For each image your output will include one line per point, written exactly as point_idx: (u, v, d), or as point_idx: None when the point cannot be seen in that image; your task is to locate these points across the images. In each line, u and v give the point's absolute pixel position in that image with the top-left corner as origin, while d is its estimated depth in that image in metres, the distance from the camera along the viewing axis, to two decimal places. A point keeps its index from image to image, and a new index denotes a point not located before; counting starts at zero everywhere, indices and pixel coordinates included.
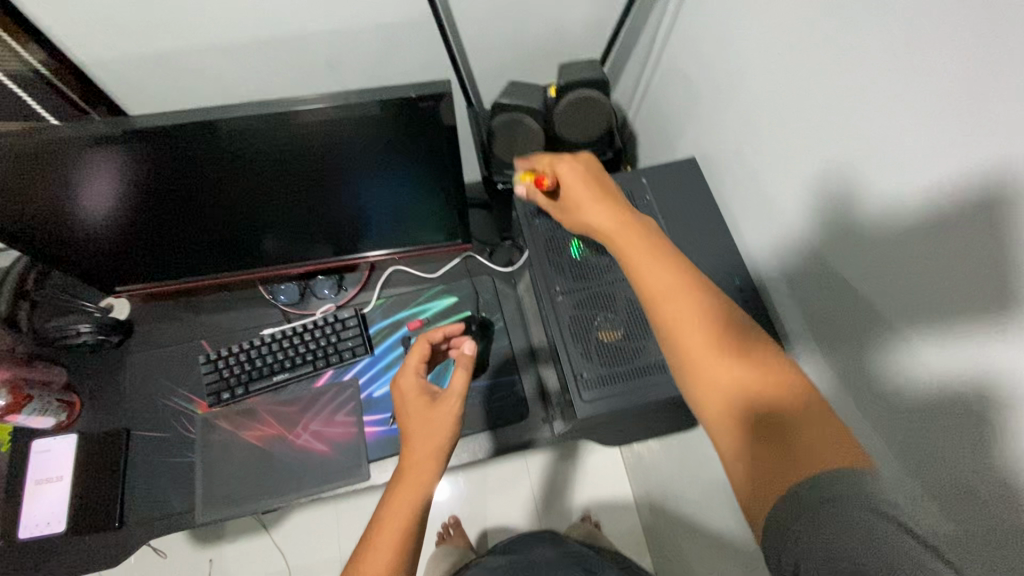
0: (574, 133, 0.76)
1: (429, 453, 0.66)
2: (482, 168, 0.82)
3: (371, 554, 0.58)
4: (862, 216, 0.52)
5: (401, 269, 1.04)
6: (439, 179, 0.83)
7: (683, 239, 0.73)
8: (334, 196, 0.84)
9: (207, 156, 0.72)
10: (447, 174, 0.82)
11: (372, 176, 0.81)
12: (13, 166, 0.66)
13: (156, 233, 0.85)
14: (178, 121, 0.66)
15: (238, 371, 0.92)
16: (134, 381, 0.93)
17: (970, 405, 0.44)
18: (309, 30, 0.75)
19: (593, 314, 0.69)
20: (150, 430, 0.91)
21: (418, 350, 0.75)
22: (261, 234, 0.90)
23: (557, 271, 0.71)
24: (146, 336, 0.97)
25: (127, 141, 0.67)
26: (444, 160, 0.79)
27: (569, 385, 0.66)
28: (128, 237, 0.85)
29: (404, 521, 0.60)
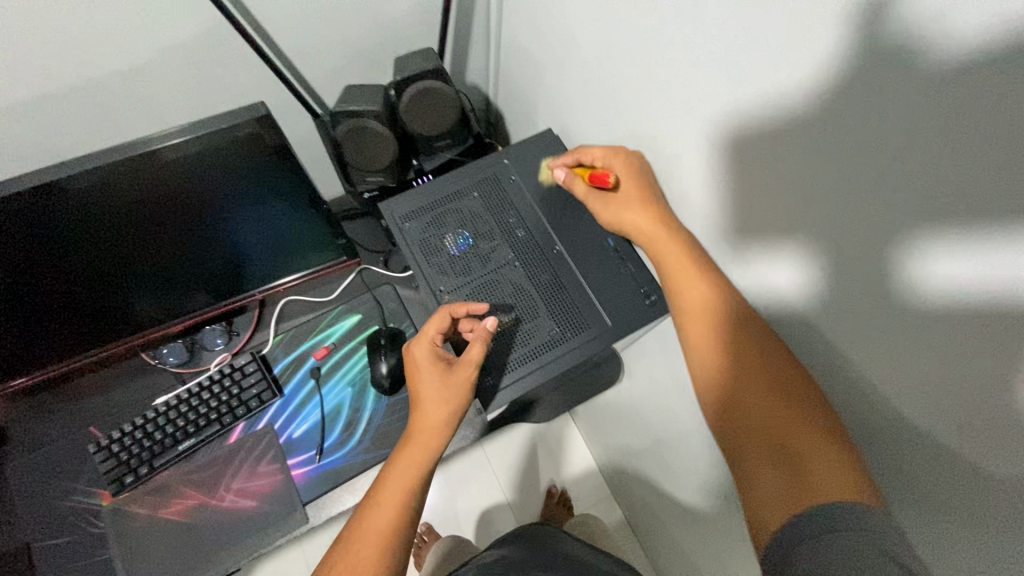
0: (425, 127, 0.74)
1: (440, 420, 0.63)
2: (344, 181, 0.78)
3: (373, 510, 0.58)
4: (712, 159, 0.55)
5: (294, 299, 0.99)
6: (306, 201, 0.78)
7: (553, 212, 0.73)
8: (201, 238, 0.78)
9: (37, 231, 0.63)
10: (313, 192, 0.77)
11: (234, 211, 0.75)
12: None
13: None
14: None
15: (138, 450, 0.85)
16: (20, 492, 0.84)
17: (904, 341, 0.41)
18: (110, 71, 0.69)
19: (483, 306, 0.68)
20: (55, 537, 0.83)
21: (441, 318, 0.65)
22: (128, 295, 0.81)
23: (438, 270, 0.70)
24: (24, 439, 0.87)
25: None
26: (305, 180, 0.74)
27: (472, 382, 0.66)
28: None
29: (409, 485, 0.60)
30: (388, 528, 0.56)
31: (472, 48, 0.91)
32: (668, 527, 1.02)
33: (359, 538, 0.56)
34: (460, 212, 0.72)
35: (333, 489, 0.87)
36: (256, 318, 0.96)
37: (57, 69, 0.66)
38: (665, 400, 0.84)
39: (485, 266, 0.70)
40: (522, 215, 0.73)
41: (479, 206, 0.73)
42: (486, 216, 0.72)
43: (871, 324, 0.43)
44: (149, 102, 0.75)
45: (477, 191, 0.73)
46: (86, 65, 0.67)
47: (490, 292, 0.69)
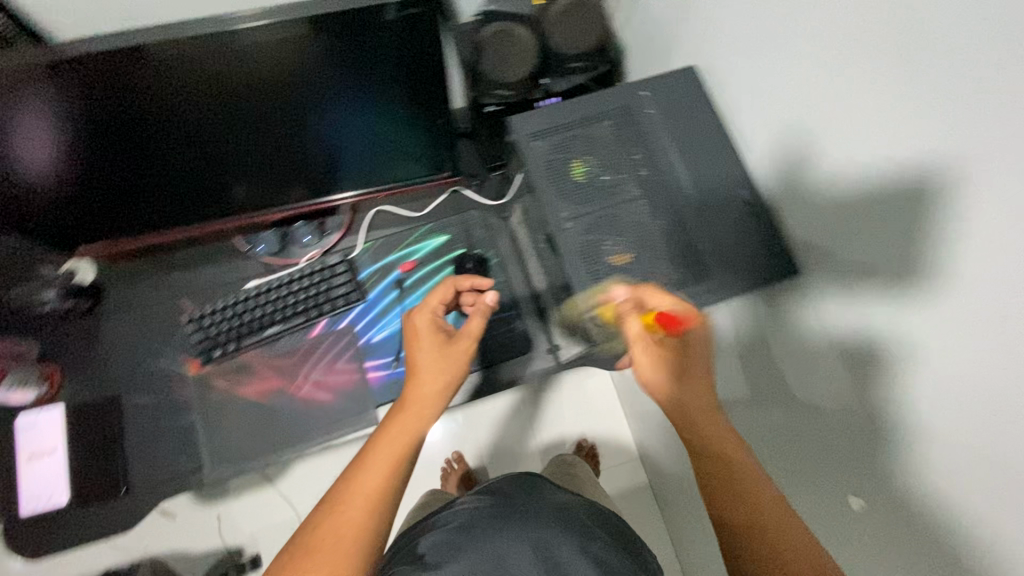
0: (565, 41, 0.72)
1: (437, 391, 0.61)
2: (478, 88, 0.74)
3: (366, 470, 0.52)
4: (803, 149, 0.56)
5: (384, 209, 0.97)
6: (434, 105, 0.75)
7: (685, 154, 0.67)
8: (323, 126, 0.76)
9: (146, 89, 0.62)
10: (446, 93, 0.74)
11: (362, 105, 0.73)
12: None
13: (102, 188, 0.75)
14: (113, 46, 0.56)
15: (227, 327, 0.87)
16: (116, 345, 0.88)
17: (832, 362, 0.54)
18: None
19: (601, 239, 0.66)
20: (142, 394, 0.86)
21: (444, 289, 0.71)
22: (228, 177, 0.81)
23: (560, 195, 0.67)
24: (121, 299, 0.90)
25: (57, 74, 0.57)
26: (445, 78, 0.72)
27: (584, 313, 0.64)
28: (73, 195, 0.74)
29: (405, 449, 0.55)
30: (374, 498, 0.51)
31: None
32: (700, 508, 0.94)
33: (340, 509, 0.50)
34: (590, 139, 0.68)
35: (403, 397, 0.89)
36: (347, 222, 0.95)
37: None
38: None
39: (610, 198, 0.67)
40: (651, 152, 0.68)
41: (610, 135, 0.69)
42: (616, 147, 0.68)
43: (811, 350, 0.57)
44: None
45: (610, 119, 0.69)
46: None
47: (612, 225, 0.66)
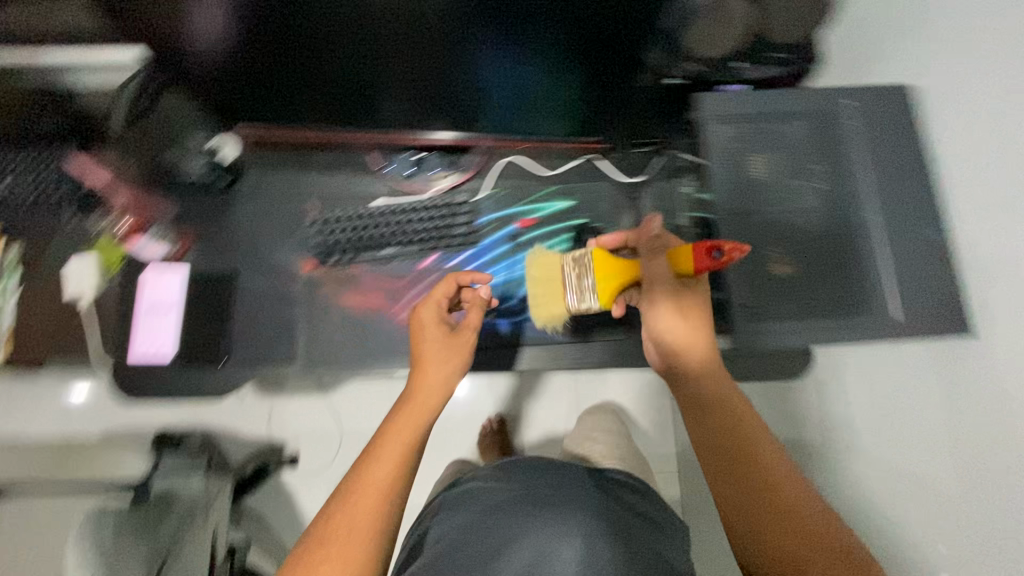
0: (780, 27, 0.66)
1: (440, 380, 0.64)
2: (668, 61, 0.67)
3: (373, 467, 0.56)
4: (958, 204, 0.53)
5: (518, 159, 0.94)
6: (613, 74, 0.68)
7: (887, 174, 0.59)
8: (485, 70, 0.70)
9: None
10: (630, 64, 0.66)
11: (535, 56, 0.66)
12: None
13: (265, 75, 0.73)
14: None
15: (346, 237, 0.90)
16: (242, 227, 0.91)
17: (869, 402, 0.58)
18: None
19: (759, 244, 0.62)
20: (256, 278, 0.90)
21: (448, 284, 0.70)
22: (380, 92, 0.77)
23: (729, 189, 0.63)
24: (256, 185, 0.93)
25: None
26: (636, 46, 0.64)
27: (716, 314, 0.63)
28: (236, 73, 0.73)
29: (410, 441, 0.59)
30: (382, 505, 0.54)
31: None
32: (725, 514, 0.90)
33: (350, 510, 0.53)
34: (776, 137, 0.64)
35: None
36: (477, 166, 0.94)
37: None
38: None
39: (779, 204, 0.63)
40: (841, 166, 0.62)
41: (797, 139, 0.64)
42: (801, 153, 0.64)
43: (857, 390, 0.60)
44: None
45: (802, 121, 0.64)
46: None
47: (772, 232, 0.63)
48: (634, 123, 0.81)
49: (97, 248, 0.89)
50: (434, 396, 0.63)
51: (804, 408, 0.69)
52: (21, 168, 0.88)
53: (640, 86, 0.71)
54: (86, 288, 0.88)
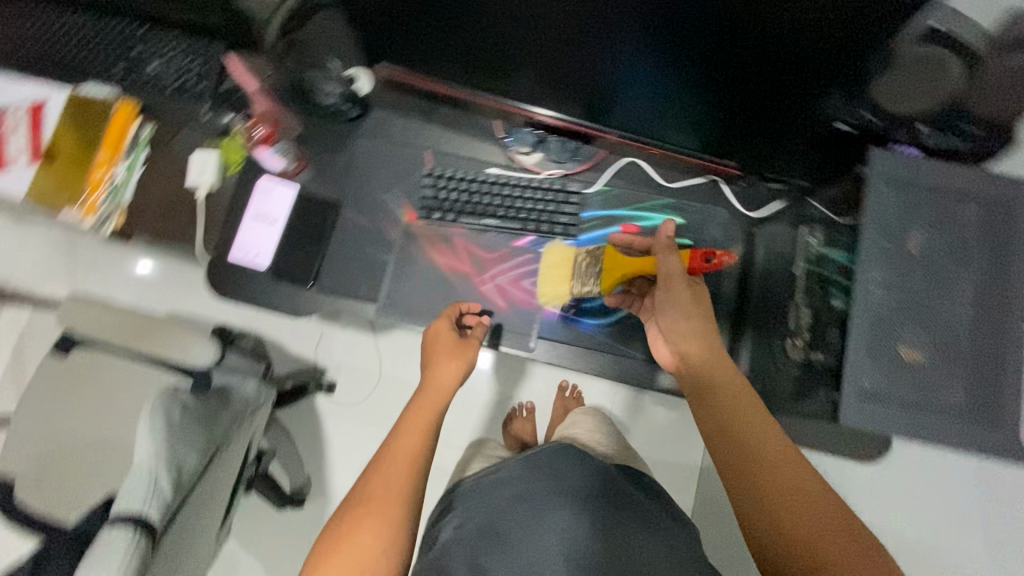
0: (982, 104, 0.61)
1: (451, 376, 0.76)
2: (848, 84, 0.61)
3: (397, 447, 0.70)
4: None
5: (640, 164, 0.92)
6: (782, 65, 0.62)
7: None
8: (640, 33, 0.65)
9: None
10: (807, 60, 0.60)
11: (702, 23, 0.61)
12: None
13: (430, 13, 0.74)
14: None
15: (453, 198, 0.90)
16: (357, 162, 0.93)
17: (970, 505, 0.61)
18: None
19: (900, 324, 0.57)
20: (359, 215, 0.91)
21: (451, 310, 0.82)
22: (523, 59, 0.76)
23: (882, 259, 0.58)
24: (378, 124, 0.94)
25: None
26: (820, 36, 0.58)
27: (842, 388, 0.56)
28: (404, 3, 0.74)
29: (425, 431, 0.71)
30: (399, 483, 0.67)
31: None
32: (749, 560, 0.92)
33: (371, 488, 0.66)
34: (947, 215, 0.59)
35: (567, 343, 0.89)
36: (596, 159, 0.92)
37: None
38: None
39: (930, 287, 0.57)
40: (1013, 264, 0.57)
41: (969, 224, 0.58)
42: (972, 238, 0.58)
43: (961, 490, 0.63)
44: None
45: (982, 205, 0.59)
46: None
47: (921, 316, 0.57)
48: (783, 145, 0.75)
49: (221, 147, 0.93)
50: (445, 388, 0.76)
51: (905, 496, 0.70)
52: (181, 57, 0.94)
53: (806, 97, 0.65)
54: (204, 182, 0.91)
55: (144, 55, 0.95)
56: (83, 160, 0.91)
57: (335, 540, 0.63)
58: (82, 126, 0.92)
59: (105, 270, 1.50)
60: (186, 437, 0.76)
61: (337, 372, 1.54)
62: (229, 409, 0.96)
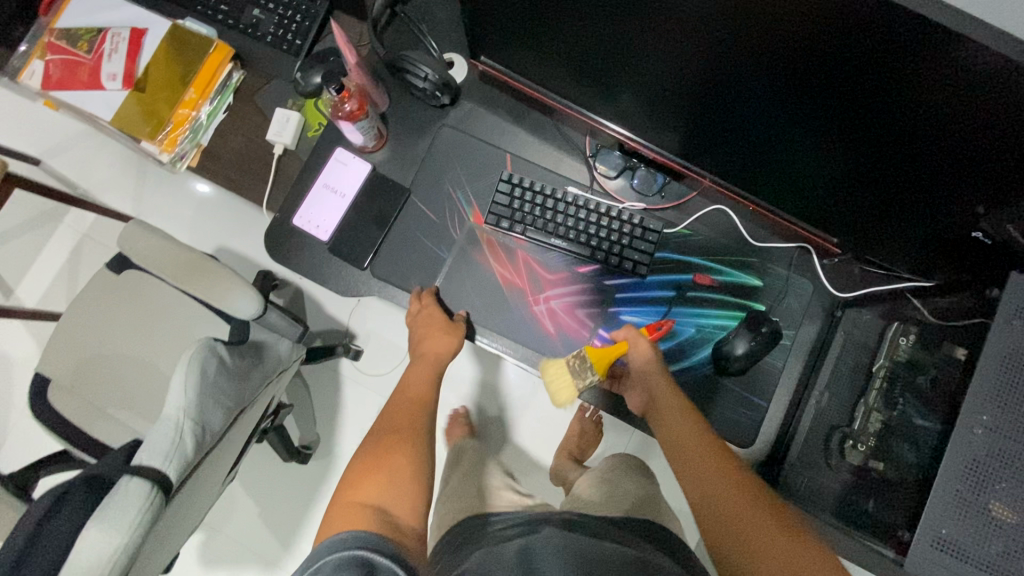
0: None
1: (443, 346, 0.83)
2: (998, 176, 0.52)
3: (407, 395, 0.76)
4: None
5: (726, 213, 0.85)
6: (920, 140, 0.53)
7: None
8: (756, 79, 0.58)
9: None
10: (951, 140, 0.52)
11: (824, 82, 0.54)
12: None
13: (543, 19, 0.68)
14: None
15: (523, 209, 0.85)
16: (434, 151, 0.89)
17: None
18: None
19: (1001, 477, 0.50)
20: (425, 205, 0.88)
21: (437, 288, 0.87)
22: (632, 83, 0.71)
23: (994, 401, 0.51)
24: (463, 114, 0.90)
25: None
26: (969, 119, 0.49)
27: (918, 533, 0.51)
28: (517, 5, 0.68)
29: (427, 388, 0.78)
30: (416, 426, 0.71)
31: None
32: None
33: (395, 425, 0.71)
34: None
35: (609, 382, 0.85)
36: (683, 199, 0.86)
37: None
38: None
39: None
40: None
41: None
42: None
43: None
44: None
45: None
46: None
47: None
48: (907, 223, 0.66)
49: (305, 109, 0.92)
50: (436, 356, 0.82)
51: None
52: (286, 8, 0.93)
53: (939, 181, 0.57)
54: (283, 139, 0.90)
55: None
56: (169, 95, 0.91)
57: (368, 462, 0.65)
58: (175, 60, 0.91)
59: (170, 192, 1.54)
60: (216, 395, 0.76)
61: (366, 341, 1.54)
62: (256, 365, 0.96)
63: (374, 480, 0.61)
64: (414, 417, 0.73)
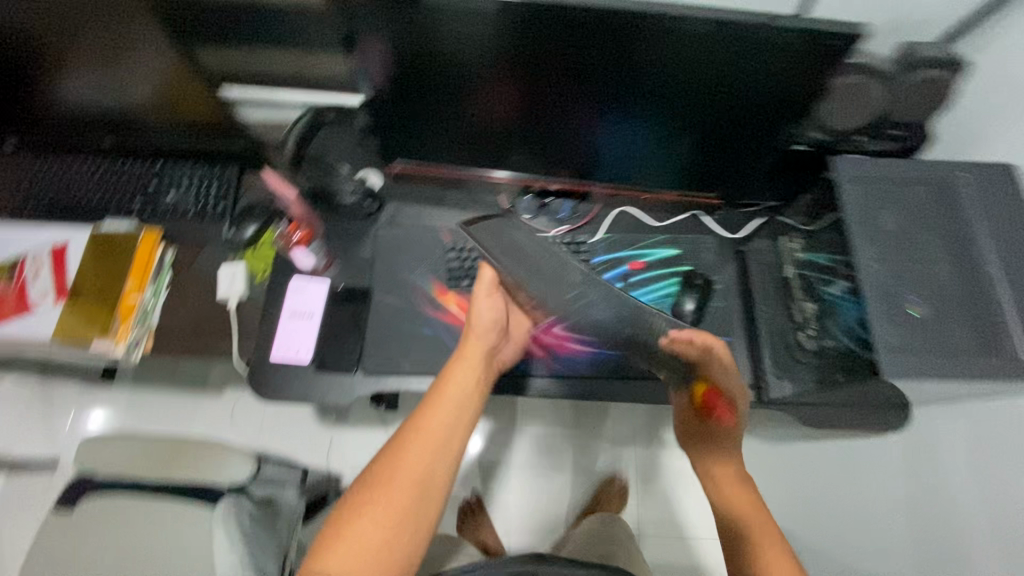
0: (904, 111, 0.76)
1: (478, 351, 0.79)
2: (764, 71, 0.70)
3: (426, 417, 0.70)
4: None
5: (630, 211, 1.04)
6: (725, 80, 0.73)
7: (1001, 240, 0.70)
8: (592, 90, 0.77)
9: (540, 53, 0.71)
10: (720, 63, 0.70)
11: (635, 70, 0.72)
12: (388, 16, 0.68)
13: (439, 109, 0.85)
14: (547, 7, 0.65)
15: (476, 266, 0.98)
16: (379, 250, 0.99)
17: None
18: None
19: (903, 287, 0.68)
20: (389, 296, 0.97)
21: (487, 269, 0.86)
22: (527, 140, 0.90)
23: (867, 240, 0.70)
24: (392, 213, 1.02)
25: (496, 19, 0.67)
26: (747, 53, 0.68)
27: (877, 348, 0.66)
28: (414, 103, 0.84)
29: (456, 408, 0.71)
30: (424, 465, 0.65)
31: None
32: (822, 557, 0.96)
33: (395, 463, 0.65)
34: (904, 199, 0.72)
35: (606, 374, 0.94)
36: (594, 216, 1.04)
37: None
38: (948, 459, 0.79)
39: (914, 254, 0.69)
40: (961, 227, 0.71)
41: (922, 200, 0.72)
42: (930, 210, 0.72)
43: None
44: None
45: (926, 186, 0.73)
46: None
47: (914, 277, 0.69)
48: (759, 149, 0.84)
49: (245, 258, 0.97)
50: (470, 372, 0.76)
51: None
52: (200, 183, 1.01)
53: (768, 127, 0.79)
54: (235, 291, 0.93)
55: (163, 187, 1.01)
56: (107, 292, 0.92)
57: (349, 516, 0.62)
58: (105, 261, 0.94)
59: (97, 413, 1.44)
60: None
61: (354, 475, 1.48)
62: (193, 550, 0.90)
63: (339, 553, 0.59)
64: (425, 467, 0.65)
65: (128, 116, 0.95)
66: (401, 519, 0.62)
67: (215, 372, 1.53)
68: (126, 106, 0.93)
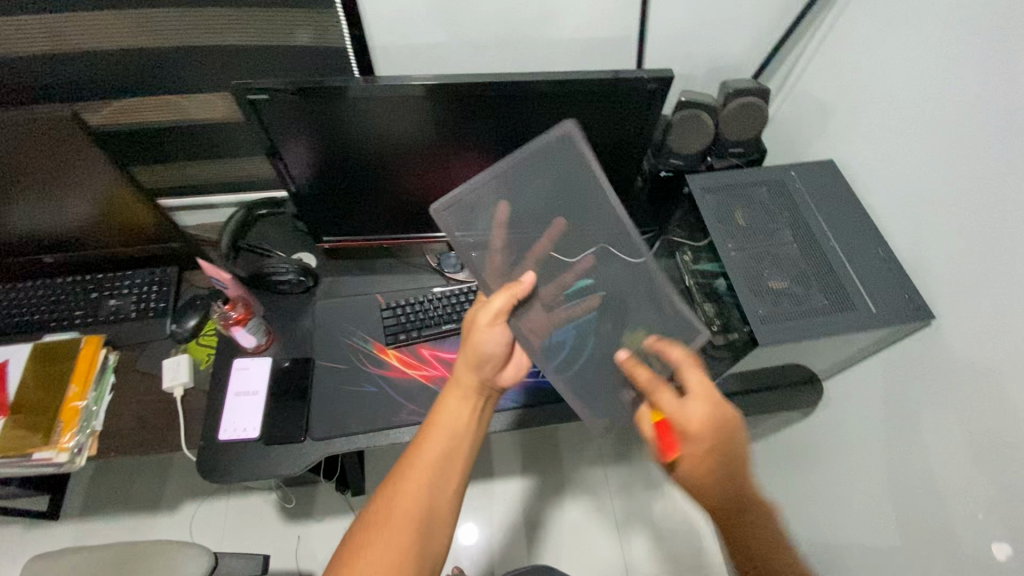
0: (735, 132, 0.93)
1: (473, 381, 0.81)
2: (612, 116, 0.88)
3: (422, 452, 0.74)
4: None
5: None
6: (593, 127, 0.89)
7: (830, 219, 0.87)
8: (490, 147, 0.92)
9: (442, 120, 0.87)
10: (586, 114, 0.87)
11: (521, 126, 0.88)
12: (312, 103, 0.83)
13: (362, 184, 0.98)
14: (443, 83, 0.81)
15: (410, 321, 1.05)
16: (319, 321, 1.06)
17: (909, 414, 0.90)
18: (544, 35, 0.95)
19: (762, 268, 0.82)
20: (333, 361, 1.02)
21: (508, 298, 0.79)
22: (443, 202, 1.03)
23: (727, 234, 0.86)
24: (328, 287, 1.10)
25: (403, 98, 0.83)
26: (605, 102, 0.85)
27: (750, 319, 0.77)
28: (339, 181, 0.97)
29: (452, 438, 0.76)
30: (423, 498, 0.71)
31: (764, 81, 1.10)
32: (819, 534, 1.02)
33: (397, 500, 0.71)
34: (750, 199, 0.90)
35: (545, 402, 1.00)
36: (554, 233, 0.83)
37: (516, 32, 0.94)
38: (859, 405, 0.92)
39: (765, 240, 0.86)
40: (798, 212, 0.88)
41: (765, 198, 0.90)
42: (771, 205, 0.89)
43: None
44: (547, 63, 1.00)
45: (767, 187, 0.91)
46: (531, 27, 0.93)
47: (767, 259, 0.84)
48: (635, 181, 1.00)
49: (188, 349, 1.04)
50: (466, 405, 0.80)
51: (846, 420, 0.95)
52: (139, 287, 1.07)
53: (635, 160, 0.96)
54: (180, 380, 0.98)
55: (104, 295, 1.06)
56: (50, 400, 0.94)
57: (354, 550, 0.67)
58: (48, 371, 0.97)
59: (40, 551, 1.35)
60: None
61: None
62: None
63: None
64: (424, 497, 0.72)
65: (63, 235, 1.02)
66: (404, 549, 0.67)
67: (167, 492, 1.48)
68: (63, 227, 1.00)
